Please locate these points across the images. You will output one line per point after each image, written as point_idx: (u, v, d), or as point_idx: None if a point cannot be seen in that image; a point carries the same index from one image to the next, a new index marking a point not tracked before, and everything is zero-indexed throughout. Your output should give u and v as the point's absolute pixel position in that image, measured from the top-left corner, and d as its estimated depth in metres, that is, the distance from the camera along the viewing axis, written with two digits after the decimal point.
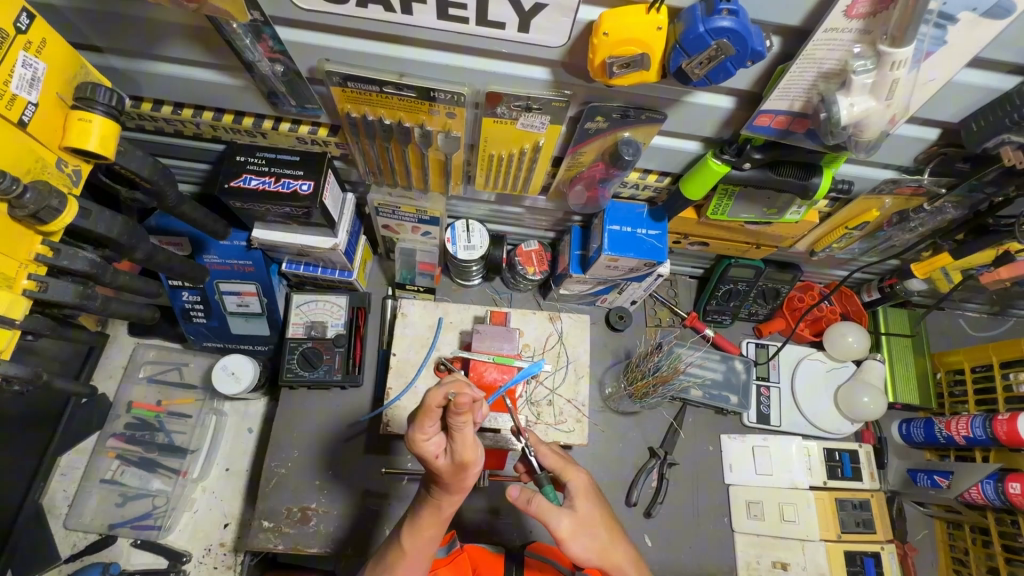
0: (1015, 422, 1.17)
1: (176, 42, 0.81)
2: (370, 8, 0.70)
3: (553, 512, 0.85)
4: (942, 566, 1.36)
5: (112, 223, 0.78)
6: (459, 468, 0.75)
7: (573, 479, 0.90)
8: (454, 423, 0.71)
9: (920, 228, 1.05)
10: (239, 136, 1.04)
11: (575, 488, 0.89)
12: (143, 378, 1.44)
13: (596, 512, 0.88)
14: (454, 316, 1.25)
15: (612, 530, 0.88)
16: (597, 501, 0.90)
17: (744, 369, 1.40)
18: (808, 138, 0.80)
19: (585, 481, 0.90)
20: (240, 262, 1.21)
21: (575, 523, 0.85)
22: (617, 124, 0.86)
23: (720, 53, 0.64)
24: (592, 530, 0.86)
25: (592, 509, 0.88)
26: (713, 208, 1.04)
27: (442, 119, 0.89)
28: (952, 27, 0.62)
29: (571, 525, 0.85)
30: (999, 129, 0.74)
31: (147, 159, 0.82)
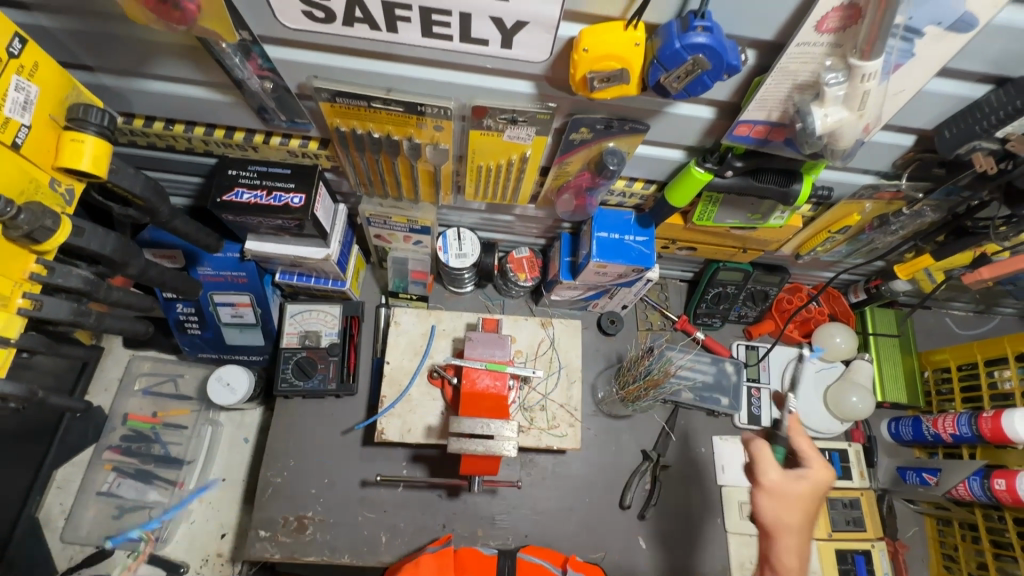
0: (1000, 419, 1.19)
1: (166, 61, 0.83)
2: (358, 27, 0.72)
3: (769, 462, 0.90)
4: (932, 562, 1.37)
5: (105, 240, 0.79)
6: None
7: (812, 470, 0.91)
8: None
9: (901, 231, 1.08)
10: (231, 150, 1.06)
11: (809, 474, 0.90)
12: (138, 391, 1.44)
13: (805, 496, 0.89)
14: (447, 323, 1.26)
15: (807, 516, 0.88)
16: (814, 499, 0.90)
17: (734, 371, 1.42)
18: (787, 146, 0.82)
19: (824, 478, 0.90)
20: (234, 273, 1.22)
21: (782, 487, 0.89)
22: (601, 135, 0.88)
23: (697, 68, 0.66)
24: (790, 506, 0.88)
25: (808, 495, 0.89)
26: (698, 215, 1.06)
27: (430, 133, 0.91)
28: (919, 40, 0.64)
29: (782, 482, 0.89)
30: (971, 136, 0.76)
31: (140, 177, 0.83)
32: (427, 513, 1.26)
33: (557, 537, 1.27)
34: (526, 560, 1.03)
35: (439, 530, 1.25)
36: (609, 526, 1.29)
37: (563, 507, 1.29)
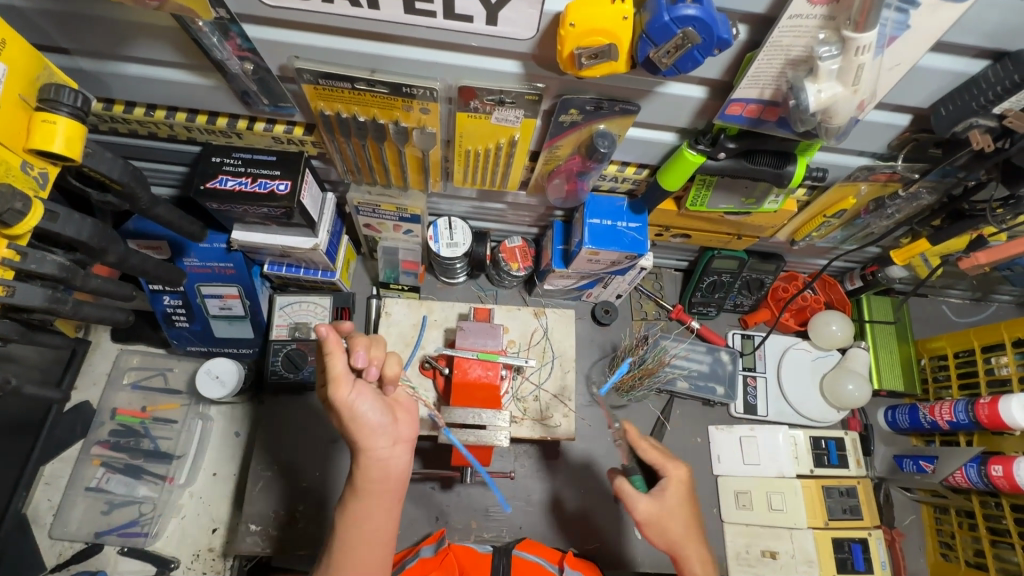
0: (996, 405, 1.18)
1: (143, 42, 0.80)
2: (337, 4, 0.70)
3: (634, 496, 0.89)
4: (930, 550, 1.37)
5: (82, 226, 0.77)
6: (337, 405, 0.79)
7: (671, 477, 0.90)
8: (361, 389, 0.79)
9: (897, 215, 1.06)
10: (215, 137, 1.03)
11: (668, 484, 0.90)
12: (127, 385, 1.42)
13: (681, 507, 0.90)
14: (438, 313, 1.25)
15: (690, 525, 0.90)
16: (688, 499, 0.91)
17: (730, 360, 1.40)
18: (780, 126, 0.80)
19: (680, 479, 0.90)
20: (221, 264, 1.20)
21: (657, 517, 0.88)
22: (591, 116, 0.86)
23: (687, 42, 0.64)
24: (670, 524, 0.88)
25: (681, 504, 0.90)
26: (692, 200, 1.04)
27: (417, 116, 0.89)
28: (914, 11, 0.62)
29: (652, 514, 0.88)
30: (967, 113, 0.75)
31: (118, 162, 0.81)
32: (420, 505, 1.25)
33: (552, 528, 1.26)
34: (520, 556, 1.00)
35: (432, 522, 1.24)
36: (604, 517, 1.28)
37: (557, 498, 1.28)
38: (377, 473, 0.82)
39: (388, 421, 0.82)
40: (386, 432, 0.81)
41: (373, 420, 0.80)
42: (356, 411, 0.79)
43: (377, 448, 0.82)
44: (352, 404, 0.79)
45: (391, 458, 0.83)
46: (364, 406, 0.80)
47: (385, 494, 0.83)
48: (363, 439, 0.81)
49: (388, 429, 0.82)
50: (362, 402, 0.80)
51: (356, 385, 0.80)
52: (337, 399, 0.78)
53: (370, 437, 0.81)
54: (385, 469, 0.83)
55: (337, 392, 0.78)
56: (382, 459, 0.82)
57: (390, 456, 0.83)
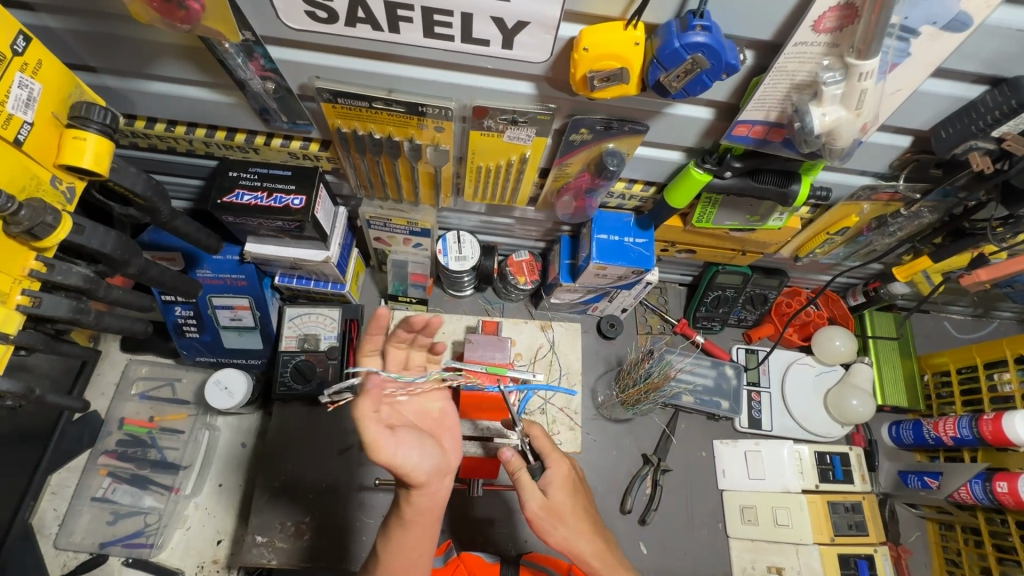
0: (1000, 421, 1.18)
1: (169, 62, 0.83)
2: (359, 27, 0.72)
3: (527, 486, 0.86)
4: (936, 568, 1.36)
5: (105, 239, 0.79)
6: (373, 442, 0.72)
7: (552, 468, 0.91)
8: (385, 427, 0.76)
9: (899, 232, 1.09)
10: (232, 152, 1.06)
11: (551, 475, 0.90)
12: (135, 395, 1.44)
13: (568, 502, 0.88)
14: (447, 326, 1.26)
15: (583, 520, 0.88)
16: (574, 493, 0.89)
17: (735, 374, 1.43)
18: (785, 147, 0.82)
19: (560, 473, 0.90)
20: (233, 276, 1.22)
21: (545, 511, 0.86)
22: (601, 136, 0.89)
23: (696, 67, 0.67)
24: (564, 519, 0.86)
25: (568, 500, 0.88)
26: (698, 216, 1.06)
27: (431, 134, 0.92)
28: (914, 40, 0.65)
29: (541, 511, 0.86)
30: (967, 135, 0.77)
31: (141, 176, 0.83)
32: None
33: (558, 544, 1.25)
34: (528, 566, 1.01)
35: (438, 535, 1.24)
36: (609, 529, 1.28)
37: None
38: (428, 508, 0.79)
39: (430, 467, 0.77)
40: (439, 471, 0.80)
41: (425, 468, 0.77)
42: (399, 458, 0.74)
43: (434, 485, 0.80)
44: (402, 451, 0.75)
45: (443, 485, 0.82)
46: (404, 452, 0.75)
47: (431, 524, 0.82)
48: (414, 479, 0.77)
49: (441, 465, 0.80)
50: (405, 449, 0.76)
51: (394, 436, 0.75)
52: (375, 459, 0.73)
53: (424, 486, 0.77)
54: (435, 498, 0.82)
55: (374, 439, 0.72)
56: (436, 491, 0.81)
57: (442, 489, 0.81)
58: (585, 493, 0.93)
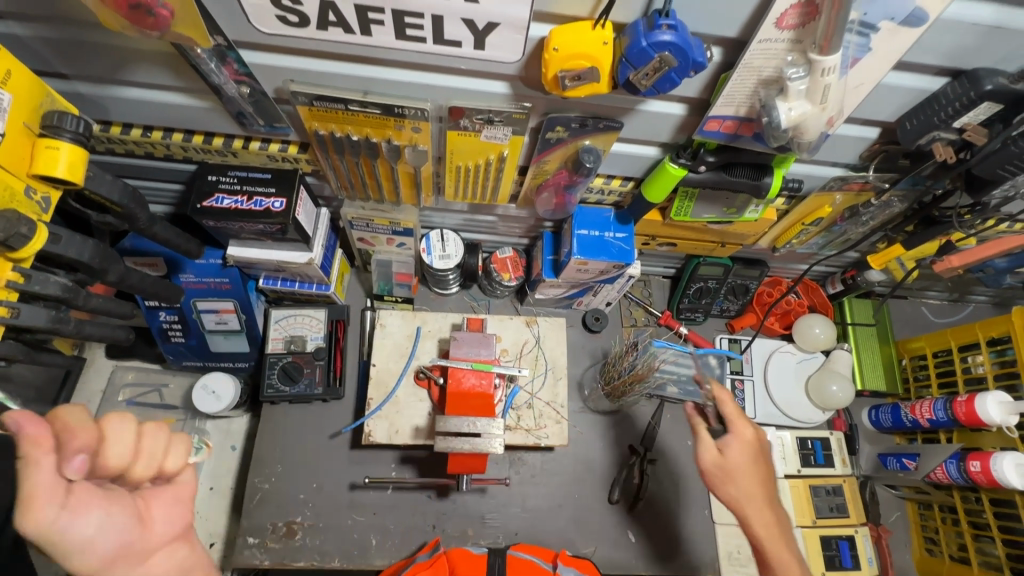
0: (973, 402, 1.22)
1: (142, 68, 0.83)
2: (330, 30, 0.73)
3: (703, 441, 0.94)
4: (915, 545, 1.40)
5: (83, 247, 0.79)
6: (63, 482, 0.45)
7: (735, 434, 0.95)
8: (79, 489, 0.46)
9: (871, 222, 1.11)
10: (211, 156, 1.06)
11: (732, 440, 0.94)
12: (121, 403, 1.41)
13: (750, 466, 0.93)
14: (432, 324, 1.27)
15: (752, 487, 0.90)
16: (754, 458, 0.93)
17: (717, 364, 1.45)
18: (756, 141, 0.83)
19: (748, 437, 0.95)
20: (217, 280, 1.21)
21: (718, 468, 0.93)
22: (577, 133, 0.90)
23: (664, 65, 0.68)
24: (738, 478, 0.91)
25: (744, 460, 0.93)
26: (676, 210, 1.08)
27: (409, 135, 0.92)
28: (874, 35, 0.67)
29: (715, 466, 0.93)
30: (931, 126, 0.79)
31: (117, 183, 0.83)
32: (416, 514, 1.26)
33: (548, 535, 1.28)
34: (515, 556, 1.03)
35: (430, 531, 1.26)
36: (597, 519, 1.30)
37: (552, 505, 1.30)
38: None
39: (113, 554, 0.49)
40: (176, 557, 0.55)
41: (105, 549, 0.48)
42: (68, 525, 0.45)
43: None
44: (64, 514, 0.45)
45: (143, 572, 0.52)
46: (92, 529, 0.47)
47: None
48: (65, 568, 0.47)
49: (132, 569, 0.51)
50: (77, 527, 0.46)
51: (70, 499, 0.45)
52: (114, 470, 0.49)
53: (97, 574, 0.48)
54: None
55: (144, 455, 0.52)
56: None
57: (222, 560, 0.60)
58: (767, 462, 0.95)
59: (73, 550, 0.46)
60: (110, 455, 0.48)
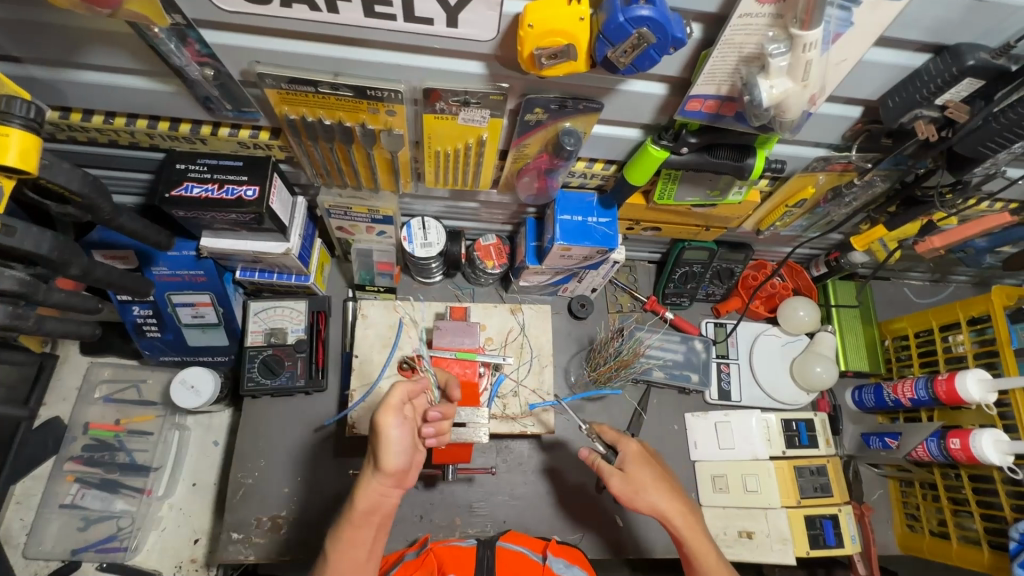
0: (953, 381, 1.23)
1: (100, 50, 0.79)
2: (297, 9, 0.69)
3: (607, 471, 1.01)
4: (897, 522, 1.43)
5: (41, 239, 0.76)
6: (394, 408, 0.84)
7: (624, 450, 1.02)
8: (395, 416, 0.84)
9: (854, 202, 1.11)
10: (178, 144, 1.02)
11: (625, 455, 1.01)
12: (99, 399, 1.40)
13: (646, 470, 0.99)
14: (416, 313, 1.25)
15: (662, 489, 0.97)
16: (647, 463, 1.00)
17: (703, 348, 1.45)
18: (738, 121, 0.82)
19: (636, 450, 1.01)
20: (191, 272, 1.18)
21: (627, 486, 0.99)
22: (556, 115, 0.88)
23: (642, 41, 0.66)
24: (650, 491, 0.97)
25: (645, 471, 0.99)
26: (659, 193, 1.06)
27: (385, 119, 0.89)
28: (856, 8, 0.65)
29: (624, 487, 0.99)
30: (912, 104, 0.78)
31: (77, 171, 0.80)
32: (403, 505, 1.26)
33: (536, 522, 1.28)
34: (504, 547, 1.04)
35: (417, 521, 1.25)
36: (586, 506, 1.30)
37: (540, 492, 1.30)
38: (367, 507, 0.85)
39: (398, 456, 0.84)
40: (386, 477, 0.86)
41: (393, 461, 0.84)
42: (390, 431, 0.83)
43: (381, 484, 0.86)
44: (389, 428, 0.83)
45: (389, 496, 0.87)
46: (398, 444, 0.84)
47: (368, 529, 0.86)
48: (382, 459, 0.84)
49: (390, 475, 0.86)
50: (395, 440, 0.84)
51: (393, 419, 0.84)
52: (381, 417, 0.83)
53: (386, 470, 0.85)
54: (380, 505, 0.87)
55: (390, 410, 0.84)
56: (382, 497, 0.86)
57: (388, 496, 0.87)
58: (659, 463, 1.02)
59: (393, 450, 0.84)
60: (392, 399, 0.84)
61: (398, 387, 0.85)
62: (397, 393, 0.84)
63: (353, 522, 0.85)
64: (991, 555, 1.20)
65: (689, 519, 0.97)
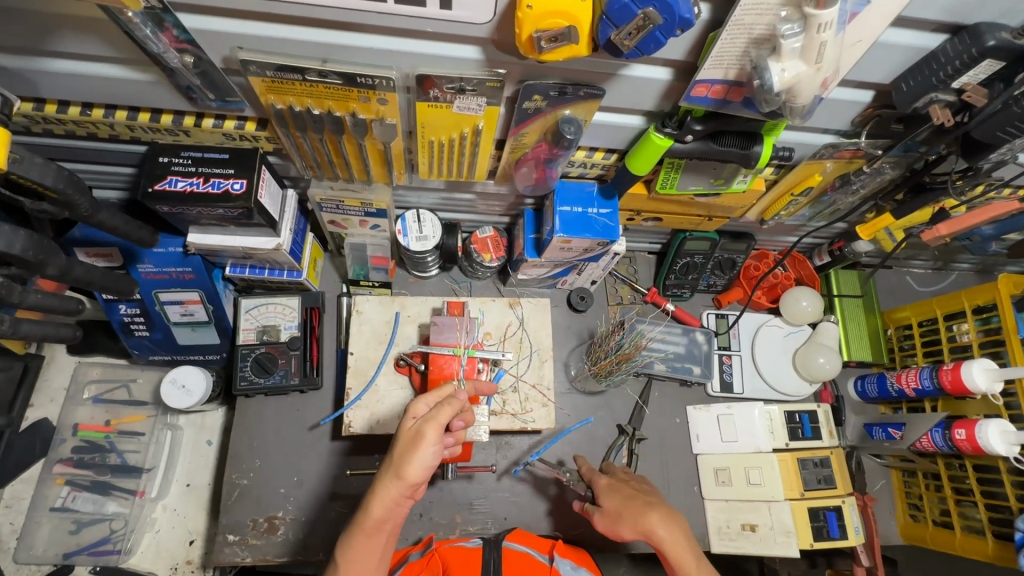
0: (959, 370, 1.21)
1: (71, 37, 0.74)
2: None
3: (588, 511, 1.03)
4: (899, 512, 1.42)
5: (15, 239, 0.72)
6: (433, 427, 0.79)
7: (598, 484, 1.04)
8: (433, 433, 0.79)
9: (861, 190, 1.08)
10: (160, 135, 0.97)
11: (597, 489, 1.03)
12: (88, 399, 1.36)
13: (615, 496, 1.00)
14: (412, 309, 1.22)
15: (633, 508, 0.96)
16: (615, 490, 1.01)
17: (705, 340, 1.42)
18: (746, 107, 0.78)
19: (605, 483, 1.04)
20: (179, 269, 1.14)
21: (605, 518, 0.99)
22: (556, 102, 0.84)
23: (648, 22, 0.62)
24: (624, 513, 0.96)
25: (614, 499, 1.00)
26: (661, 182, 1.03)
27: (376, 107, 0.85)
28: None
29: (603, 519, 0.99)
30: (928, 88, 0.75)
31: (51, 166, 0.76)
32: None
33: (537, 519, 1.26)
34: (510, 548, 1.02)
35: (417, 520, 1.23)
36: None
37: (541, 488, 1.28)
38: (381, 516, 0.80)
39: (426, 472, 0.79)
40: (404, 490, 0.80)
41: (419, 475, 0.79)
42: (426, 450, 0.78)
43: (397, 495, 0.80)
44: (427, 443, 0.78)
45: (401, 506, 0.82)
46: (428, 459, 0.79)
47: (379, 538, 0.83)
48: (406, 468, 0.79)
49: (408, 489, 0.80)
50: (428, 457, 0.79)
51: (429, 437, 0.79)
52: (421, 428, 0.79)
53: (407, 482, 0.79)
54: (392, 514, 0.82)
55: (428, 435, 0.78)
56: (396, 506, 0.81)
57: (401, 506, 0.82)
58: (634, 486, 1.03)
59: (420, 467, 0.79)
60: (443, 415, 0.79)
61: (447, 404, 0.81)
62: (444, 411, 0.80)
63: (365, 530, 0.81)
64: (995, 545, 1.20)
65: (669, 527, 0.93)
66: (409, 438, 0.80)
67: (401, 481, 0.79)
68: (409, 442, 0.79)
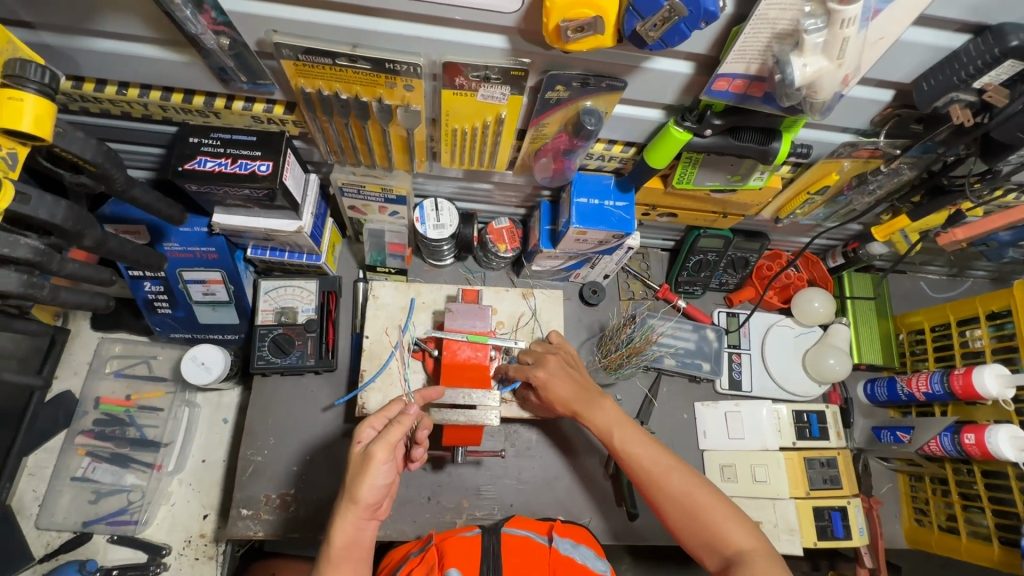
0: (971, 376, 1.21)
1: (112, 17, 0.78)
2: None
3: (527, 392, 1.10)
4: (905, 517, 1.42)
5: (54, 209, 0.75)
6: (378, 451, 0.86)
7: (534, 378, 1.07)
8: (379, 455, 0.86)
9: (878, 191, 1.09)
10: (192, 116, 1.00)
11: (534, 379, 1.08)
12: (110, 373, 1.40)
13: (551, 381, 1.06)
14: (427, 296, 1.24)
15: (570, 402, 1.05)
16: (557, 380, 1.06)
17: (715, 337, 1.43)
18: (766, 103, 0.80)
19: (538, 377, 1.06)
20: (203, 249, 1.17)
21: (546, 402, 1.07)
22: (577, 93, 0.86)
23: (674, 14, 0.64)
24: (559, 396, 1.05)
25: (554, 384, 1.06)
26: (678, 177, 1.04)
27: (401, 93, 0.87)
28: None
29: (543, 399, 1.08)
30: (949, 87, 0.76)
31: (91, 142, 0.79)
32: (411, 486, 1.26)
33: (543, 507, 1.28)
34: (510, 533, 1.04)
35: (425, 503, 1.25)
36: (591, 491, 1.30)
37: (547, 476, 1.30)
38: (345, 542, 0.86)
39: (380, 489, 0.87)
40: (361, 512, 0.87)
41: (371, 494, 0.86)
42: (374, 472, 0.85)
43: (355, 519, 0.87)
44: (377, 463, 0.85)
45: (364, 528, 0.88)
46: (379, 478, 0.86)
47: (353, 560, 0.86)
48: (359, 491, 0.85)
49: (365, 510, 0.87)
50: (379, 477, 0.86)
51: (374, 459, 0.85)
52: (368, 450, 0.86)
53: (361, 504, 0.86)
54: (357, 538, 0.87)
55: (376, 458, 0.85)
56: (358, 530, 0.87)
57: (364, 530, 0.88)
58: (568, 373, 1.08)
59: (372, 487, 0.86)
60: (388, 437, 0.86)
61: (395, 425, 0.88)
62: (393, 430, 0.87)
63: (332, 560, 0.84)
64: (1001, 551, 1.21)
65: (603, 419, 1.02)
66: (359, 463, 0.88)
67: (355, 503, 0.86)
68: (359, 466, 0.87)
